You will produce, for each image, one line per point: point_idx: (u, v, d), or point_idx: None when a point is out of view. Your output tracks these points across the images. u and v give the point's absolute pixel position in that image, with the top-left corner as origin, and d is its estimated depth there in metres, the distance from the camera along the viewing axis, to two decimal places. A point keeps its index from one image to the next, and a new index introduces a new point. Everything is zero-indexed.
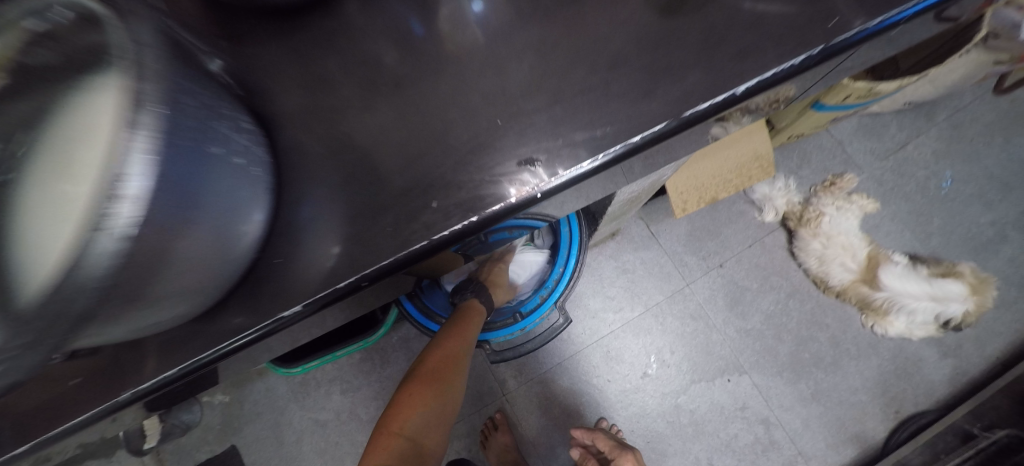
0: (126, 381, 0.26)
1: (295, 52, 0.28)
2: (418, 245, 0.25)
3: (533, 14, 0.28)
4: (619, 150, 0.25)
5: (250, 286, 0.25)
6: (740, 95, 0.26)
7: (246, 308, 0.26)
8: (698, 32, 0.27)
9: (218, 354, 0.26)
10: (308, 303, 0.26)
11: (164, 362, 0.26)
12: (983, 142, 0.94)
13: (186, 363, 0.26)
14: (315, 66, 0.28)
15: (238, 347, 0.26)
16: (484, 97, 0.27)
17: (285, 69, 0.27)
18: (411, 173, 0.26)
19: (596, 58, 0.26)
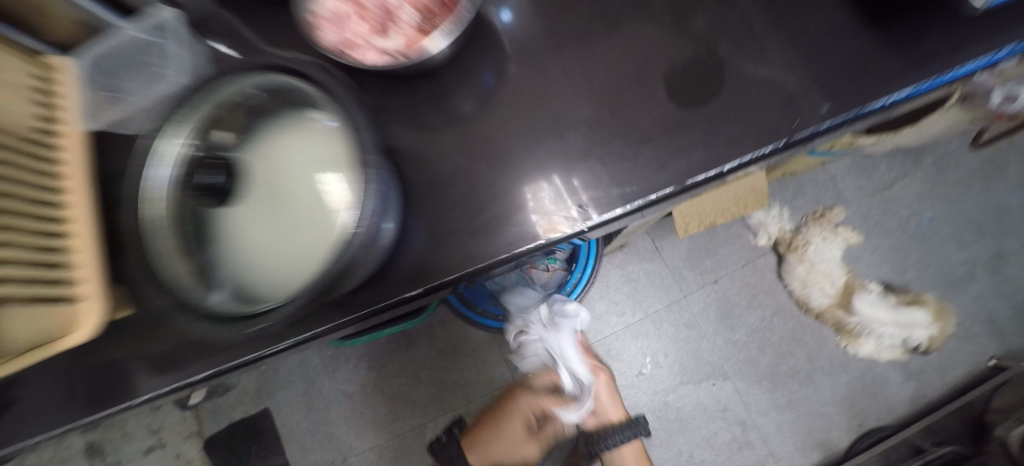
0: (283, 335, 0.37)
1: (413, 111, 0.40)
2: (497, 257, 0.36)
3: (585, 96, 0.39)
4: (643, 202, 0.36)
5: (381, 275, 0.37)
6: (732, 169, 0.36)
7: (375, 290, 0.37)
8: (703, 118, 0.37)
9: (349, 322, 0.37)
10: (417, 291, 0.36)
11: (311, 324, 0.37)
12: (962, 188, 1.04)
13: (327, 325, 0.37)
14: (426, 122, 0.40)
15: (362, 318, 0.37)
16: (548, 154, 0.38)
17: (406, 123, 0.40)
18: (495, 205, 0.37)
19: (628, 133, 0.37)
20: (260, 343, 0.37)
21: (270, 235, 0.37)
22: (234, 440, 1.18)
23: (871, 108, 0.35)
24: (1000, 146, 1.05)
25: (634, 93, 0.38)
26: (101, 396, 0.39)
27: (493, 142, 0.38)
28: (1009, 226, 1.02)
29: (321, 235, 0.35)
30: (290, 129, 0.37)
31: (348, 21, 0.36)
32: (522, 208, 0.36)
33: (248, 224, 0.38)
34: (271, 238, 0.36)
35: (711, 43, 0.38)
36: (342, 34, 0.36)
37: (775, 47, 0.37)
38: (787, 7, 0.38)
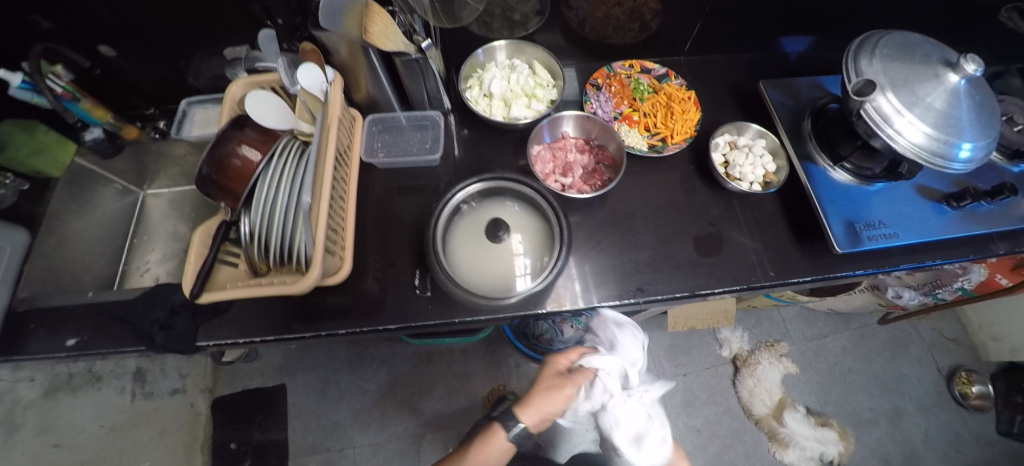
0: (463, 314, 0.66)
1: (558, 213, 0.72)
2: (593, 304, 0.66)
3: (651, 233, 0.72)
4: (672, 295, 0.67)
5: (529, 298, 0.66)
6: (719, 291, 0.68)
7: (523, 304, 0.66)
8: (709, 263, 0.70)
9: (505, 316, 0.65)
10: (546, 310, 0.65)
11: (480, 312, 0.65)
12: (879, 351, 1.34)
13: (491, 315, 0.65)
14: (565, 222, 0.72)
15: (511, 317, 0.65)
16: (627, 259, 0.70)
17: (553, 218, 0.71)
18: (594, 276, 0.68)
19: (671, 259, 0.70)
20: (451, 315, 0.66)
21: (471, 254, 0.64)
22: (241, 406, 1.29)
23: (792, 282, 0.69)
24: (910, 328, 1.37)
25: (677, 239, 0.72)
26: (331, 318, 0.67)
27: (594, 243, 0.71)
28: (910, 393, 1.29)
29: (504, 263, 0.63)
30: (494, 203, 0.68)
31: (548, 166, 0.72)
32: (598, 279, 0.68)
33: (454, 243, 0.65)
34: (473, 255, 0.63)
35: (719, 226, 0.73)
36: (544, 171, 0.72)
37: (749, 236, 0.72)
38: (760, 218, 0.74)
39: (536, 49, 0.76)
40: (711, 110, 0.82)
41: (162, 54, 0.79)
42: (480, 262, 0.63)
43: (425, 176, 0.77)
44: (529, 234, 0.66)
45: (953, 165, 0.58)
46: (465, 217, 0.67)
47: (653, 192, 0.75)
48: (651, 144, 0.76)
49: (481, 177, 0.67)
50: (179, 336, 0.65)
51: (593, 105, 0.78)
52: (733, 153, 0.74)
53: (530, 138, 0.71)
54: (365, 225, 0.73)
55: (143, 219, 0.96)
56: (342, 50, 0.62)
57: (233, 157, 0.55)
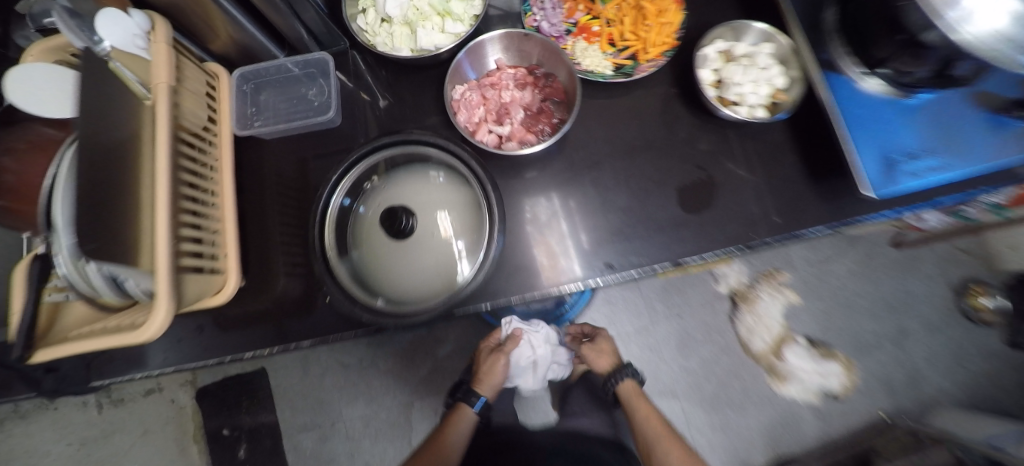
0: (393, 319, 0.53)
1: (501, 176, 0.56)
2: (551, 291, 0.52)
3: (622, 190, 0.56)
4: (649, 268, 0.53)
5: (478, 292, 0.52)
6: (707, 256, 0.54)
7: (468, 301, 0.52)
8: (696, 222, 0.55)
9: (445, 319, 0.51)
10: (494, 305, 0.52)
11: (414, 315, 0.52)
12: (891, 271, 1.23)
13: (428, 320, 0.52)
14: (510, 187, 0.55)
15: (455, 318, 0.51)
16: (591, 227, 0.55)
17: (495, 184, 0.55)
18: (550, 254, 0.54)
19: (648, 222, 0.55)
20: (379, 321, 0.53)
21: (381, 249, 0.48)
22: (226, 394, 1.22)
23: (798, 232, 0.55)
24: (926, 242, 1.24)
25: (654, 194, 0.56)
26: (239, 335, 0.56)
27: (550, 209, 0.55)
28: (921, 313, 1.20)
29: (428, 256, 0.48)
30: (408, 171, 0.51)
31: (477, 112, 0.53)
32: (557, 254, 0.54)
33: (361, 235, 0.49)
34: (382, 251, 0.48)
35: (710, 170, 0.56)
36: (472, 120, 0.53)
37: (747, 177, 0.56)
38: (762, 154, 0.57)
39: None
40: (700, 9, 0.61)
41: None
42: (395, 259, 0.48)
43: (330, 142, 0.59)
44: (459, 210, 0.49)
45: None
46: (370, 200, 0.50)
47: (624, 131, 0.57)
48: (618, 65, 0.57)
49: (377, 143, 0.50)
50: (67, 379, 0.55)
51: (536, 16, 0.57)
52: (727, 67, 0.56)
53: (448, 75, 0.52)
54: (263, 214, 0.58)
55: None
56: None
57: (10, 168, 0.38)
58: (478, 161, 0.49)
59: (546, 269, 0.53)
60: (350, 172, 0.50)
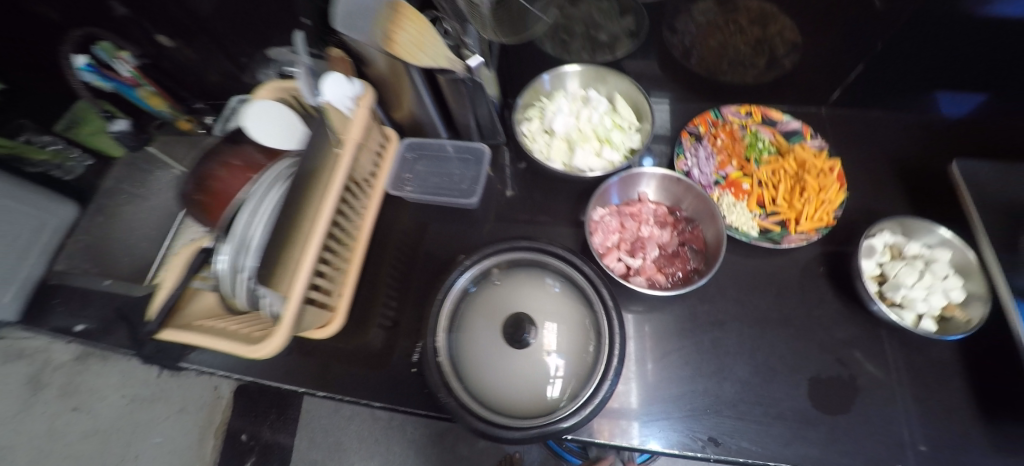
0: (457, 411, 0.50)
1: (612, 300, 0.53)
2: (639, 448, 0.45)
3: (740, 355, 0.50)
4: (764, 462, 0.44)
5: None
6: None
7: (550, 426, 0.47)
8: (829, 427, 0.45)
9: None
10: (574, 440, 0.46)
11: None
12: None
13: None
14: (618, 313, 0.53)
15: None
16: (699, 387, 0.48)
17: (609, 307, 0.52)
18: (645, 403, 0.48)
19: (766, 406, 0.47)
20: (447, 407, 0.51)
21: (486, 349, 0.47)
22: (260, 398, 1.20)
23: None
24: None
25: (780, 374, 0.49)
26: (313, 373, 0.55)
27: (657, 353, 0.51)
28: None
29: (529, 370, 0.45)
30: (529, 274, 0.51)
31: (612, 238, 0.53)
32: (657, 395, 0.48)
33: (468, 322, 0.48)
34: (486, 351, 0.46)
35: (855, 366, 0.48)
36: (605, 243, 0.53)
37: (902, 386, 0.48)
38: (918, 368, 0.48)
39: (623, 79, 0.58)
40: (860, 190, 0.58)
41: (225, 48, 0.77)
42: (496, 364, 0.46)
43: (459, 217, 0.63)
44: (569, 328, 0.47)
45: None
46: (483, 293, 0.50)
47: (754, 291, 0.53)
48: (764, 228, 0.54)
49: (514, 246, 0.52)
50: (161, 354, 0.59)
51: (687, 161, 0.57)
52: (895, 265, 0.50)
53: (594, 197, 0.53)
54: (381, 262, 0.61)
55: None
56: (380, 61, 0.50)
57: (214, 177, 0.46)
58: (605, 287, 0.48)
59: (644, 413, 0.47)
60: (480, 263, 0.51)
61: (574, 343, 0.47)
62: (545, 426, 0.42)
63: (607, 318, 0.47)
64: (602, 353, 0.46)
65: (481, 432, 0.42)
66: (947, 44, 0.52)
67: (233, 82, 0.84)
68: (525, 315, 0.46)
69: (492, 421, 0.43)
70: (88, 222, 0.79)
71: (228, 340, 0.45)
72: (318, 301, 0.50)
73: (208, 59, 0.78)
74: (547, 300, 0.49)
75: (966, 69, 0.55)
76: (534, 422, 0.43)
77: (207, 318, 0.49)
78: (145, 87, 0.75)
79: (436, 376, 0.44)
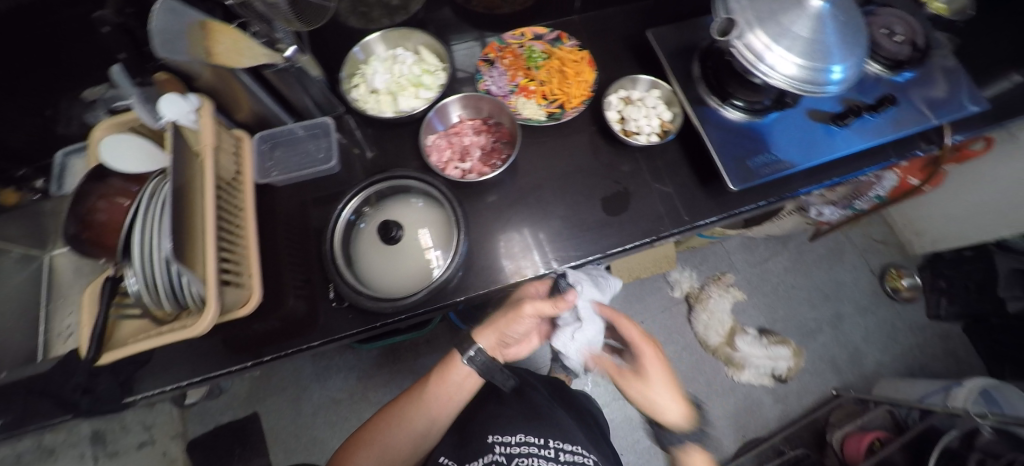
0: (383, 317, 0.65)
1: (466, 197, 0.71)
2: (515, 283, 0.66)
3: (560, 200, 0.72)
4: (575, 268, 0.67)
5: (459, 289, 0.65)
6: (628, 248, 0.69)
7: (452, 295, 0.65)
8: (620, 222, 0.71)
9: (430, 309, 0.63)
10: (467, 298, 0.65)
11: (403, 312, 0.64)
12: (816, 264, 1.42)
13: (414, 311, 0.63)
14: (474, 204, 0.71)
15: (440, 308, 0.63)
16: (538, 230, 0.70)
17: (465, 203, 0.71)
18: (508, 255, 0.68)
19: (581, 225, 0.70)
20: (377, 319, 0.66)
21: (380, 260, 0.62)
22: (219, 441, 1.22)
23: (700, 225, 0.71)
24: (838, 236, 1.45)
25: (585, 202, 0.72)
26: (262, 345, 0.67)
27: (508, 221, 0.70)
28: (849, 297, 1.38)
29: (415, 262, 0.62)
30: (395, 199, 0.67)
31: (446, 155, 0.71)
32: (510, 246, 0.69)
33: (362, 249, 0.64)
34: (377, 261, 0.62)
35: (626, 184, 0.74)
36: (443, 160, 0.71)
37: (657, 182, 0.74)
38: (662, 169, 0.75)
39: (418, 35, 0.76)
40: (607, 66, 0.82)
41: (15, 105, 0.72)
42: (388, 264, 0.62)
43: (331, 185, 0.75)
44: (436, 227, 0.64)
45: (828, 88, 0.63)
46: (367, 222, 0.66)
47: (558, 159, 0.75)
48: (550, 112, 0.76)
49: (371, 181, 0.65)
50: (105, 397, 0.63)
51: (488, 82, 0.77)
52: (627, 108, 0.75)
53: (422, 128, 0.71)
54: (276, 243, 0.71)
55: (53, 282, 0.88)
56: (205, 73, 0.58)
57: (97, 211, 0.53)
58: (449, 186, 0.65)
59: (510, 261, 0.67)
60: (353, 201, 0.64)
61: (439, 230, 0.64)
62: (431, 292, 0.59)
63: (453, 202, 0.63)
64: (461, 230, 0.62)
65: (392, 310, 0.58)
66: None
67: (39, 138, 0.79)
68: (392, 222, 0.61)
69: (397, 300, 0.59)
70: None
71: (164, 336, 0.53)
72: (233, 281, 0.59)
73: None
74: (411, 211, 0.66)
75: None
76: (430, 288, 0.59)
77: (138, 334, 0.57)
78: None
79: (346, 286, 0.59)
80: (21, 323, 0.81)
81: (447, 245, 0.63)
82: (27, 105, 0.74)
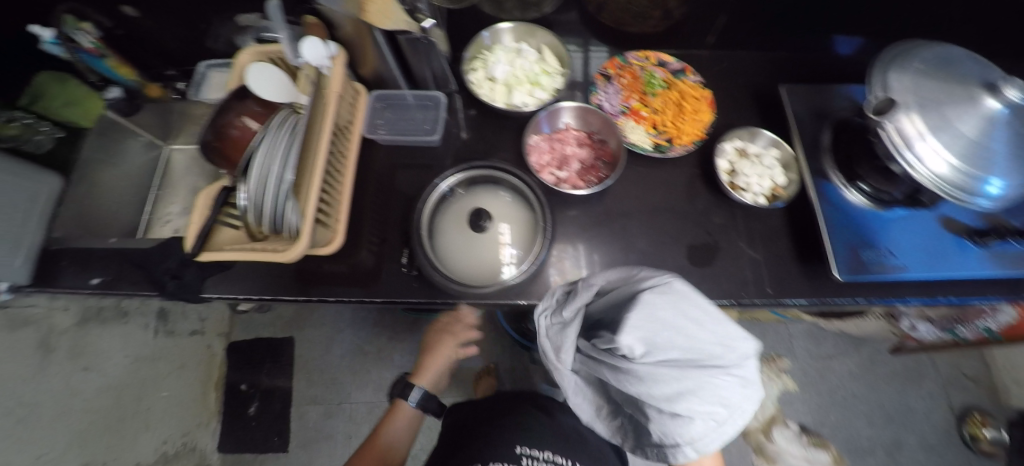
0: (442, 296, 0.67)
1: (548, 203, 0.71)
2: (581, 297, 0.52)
3: (642, 234, 0.70)
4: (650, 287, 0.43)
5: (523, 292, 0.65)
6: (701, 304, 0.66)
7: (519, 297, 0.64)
8: (698, 275, 0.67)
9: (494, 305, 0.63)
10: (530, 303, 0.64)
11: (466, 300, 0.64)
12: (885, 379, 1.27)
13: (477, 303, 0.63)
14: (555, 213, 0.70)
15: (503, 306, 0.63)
16: (612, 257, 0.68)
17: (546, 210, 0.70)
18: (575, 272, 0.67)
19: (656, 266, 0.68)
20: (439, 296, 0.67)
21: (457, 240, 0.63)
22: (253, 353, 1.34)
23: (785, 302, 0.66)
24: (922, 357, 1.30)
25: (667, 244, 0.69)
26: (327, 286, 0.70)
27: (584, 239, 0.69)
28: (916, 426, 1.23)
29: (490, 254, 0.62)
30: (484, 187, 0.68)
31: (544, 158, 0.71)
32: (581, 265, 0.67)
33: (443, 226, 0.65)
34: (458, 244, 0.63)
35: (716, 237, 0.70)
36: (539, 162, 0.71)
37: (749, 245, 0.69)
38: (758, 232, 0.70)
39: (545, 34, 0.76)
40: (727, 111, 0.78)
41: (185, 13, 0.82)
42: (465, 249, 0.63)
43: (425, 156, 0.78)
44: (518, 225, 0.65)
45: (977, 201, 0.55)
46: (454, 201, 0.67)
47: (651, 193, 0.72)
48: (657, 143, 0.73)
49: (474, 165, 0.68)
50: (187, 288, 0.70)
51: (601, 97, 0.77)
52: (741, 161, 0.72)
53: (529, 127, 0.71)
54: (363, 196, 0.75)
55: (168, 173, 0.98)
56: (347, 25, 0.62)
57: (230, 127, 0.58)
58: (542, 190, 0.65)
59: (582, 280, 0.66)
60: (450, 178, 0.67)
61: (522, 230, 0.65)
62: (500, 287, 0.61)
63: (542, 207, 0.64)
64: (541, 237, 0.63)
65: (458, 292, 0.61)
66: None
67: (194, 46, 0.89)
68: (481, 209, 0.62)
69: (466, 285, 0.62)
70: (74, 191, 0.81)
71: (255, 253, 0.58)
72: (322, 221, 0.63)
73: (169, 26, 0.84)
74: (498, 202, 0.66)
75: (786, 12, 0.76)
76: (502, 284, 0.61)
77: (233, 244, 0.63)
78: (111, 57, 0.80)
79: (424, 257, 0.63)
80: (135, 201, 0.92)
81: (527, 246, 0.64)
82: (192, 16, 0.83)
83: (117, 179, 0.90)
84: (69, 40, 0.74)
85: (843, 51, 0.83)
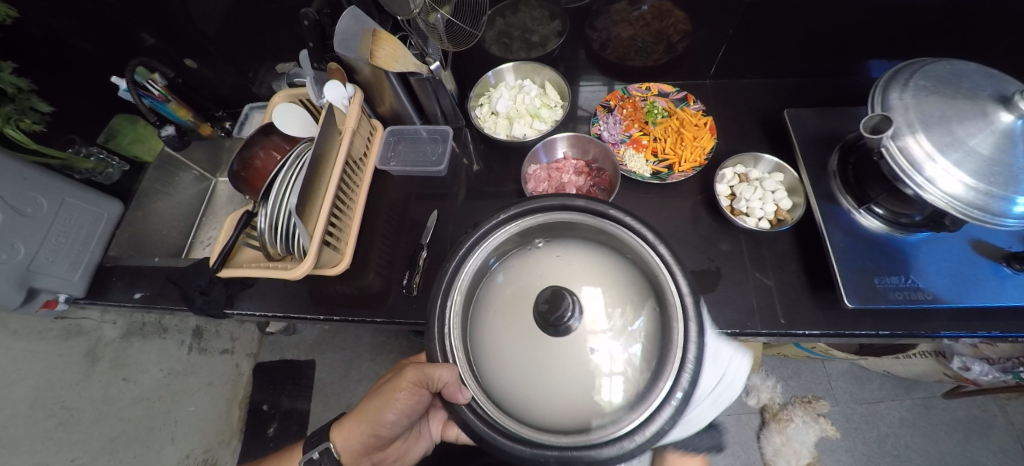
0: None
1: None
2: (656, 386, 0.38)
3: None
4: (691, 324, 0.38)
5: None
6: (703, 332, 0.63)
7: None
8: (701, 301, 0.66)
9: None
10: None
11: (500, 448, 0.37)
12: (944, 429, 1.13)
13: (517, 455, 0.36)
14: None
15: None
16: None
17: None
18: None
19: None
20: None
21: (514, 331, 0.40)
22: (279, 374, 1.40)
23: (797, 333, 0.62)
24: (988, 406, 1.14)
25: None
26: (335, 305, 0.74)
27: None
28: None
29: (570, 367, 0.38)
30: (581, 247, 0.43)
31: (542, 185, 0.74)
32: None
33: (502, 301, 0.42)
34: (514, 331, 0.40)
35: (719, 263, 0.68)
36: (537, 189, 0.74)
37: (755, 271, 0.67)
38: (764, 258, 0.68)
39: (548, 71, 0.82)
40: (729, 138, 0.79)
41: (235, 64, 0.95)
42: (525, 345, 0.39)
43: (434, 184, 0.82)
44: (625, 323, 0.39)
45: (1003, 221, 0.50)
46: (527, 257, 0.43)
47: (651, 218, 0.73)
48: (656, 171, 0.75)
49: (569, 205, 0.43)
50: (213, 303, 0.76)
51: (601, 126, 0.79)
52: (741, 186, 0.71)
53: (527, 157, 0.75)
54: (375, 222, 0.80)
55: (212, 201, 1.09)
56: (365, 71, 0.69)
57: (255, 158, 0.65)
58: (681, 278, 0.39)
59: None
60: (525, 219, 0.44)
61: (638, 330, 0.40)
62: (532, 450, 0.35)
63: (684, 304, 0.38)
64: (667, 377, 0.36)
65: (480, 436, 0.37)
66: (763, 22, 0.74)
67: (243, 92, 1.02)
68: (564, 288, 0.39)
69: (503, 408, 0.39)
70: (130, 219, 0.91)
71: (267, 271, 0.63)
72: (331, 243, 0.68)
73: (222, 74, 0.97)
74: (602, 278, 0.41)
75: (785, 41, 0.77)
76: (550, 444, 0.36)
77: (252, 263, 0.68)
78: (174, 101, 0.92)
79: (442, 356, 0.40)
80: (181, 227, 1.03)
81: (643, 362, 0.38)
82: (241, 65, 0.96)
83: (170, 207, 1.01)
84: (139, 86, 0.87)
85: (843, 76, 0.83)
